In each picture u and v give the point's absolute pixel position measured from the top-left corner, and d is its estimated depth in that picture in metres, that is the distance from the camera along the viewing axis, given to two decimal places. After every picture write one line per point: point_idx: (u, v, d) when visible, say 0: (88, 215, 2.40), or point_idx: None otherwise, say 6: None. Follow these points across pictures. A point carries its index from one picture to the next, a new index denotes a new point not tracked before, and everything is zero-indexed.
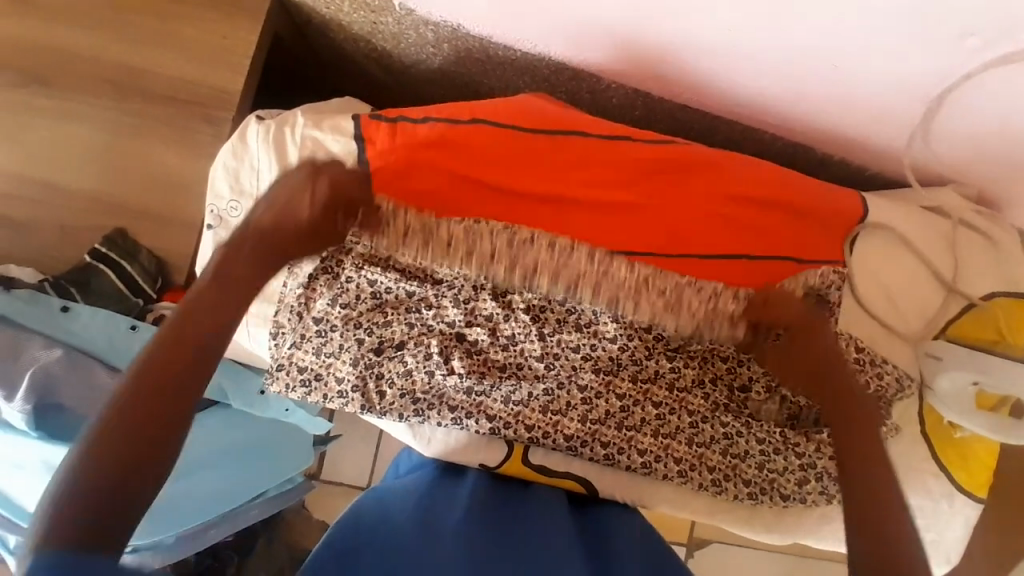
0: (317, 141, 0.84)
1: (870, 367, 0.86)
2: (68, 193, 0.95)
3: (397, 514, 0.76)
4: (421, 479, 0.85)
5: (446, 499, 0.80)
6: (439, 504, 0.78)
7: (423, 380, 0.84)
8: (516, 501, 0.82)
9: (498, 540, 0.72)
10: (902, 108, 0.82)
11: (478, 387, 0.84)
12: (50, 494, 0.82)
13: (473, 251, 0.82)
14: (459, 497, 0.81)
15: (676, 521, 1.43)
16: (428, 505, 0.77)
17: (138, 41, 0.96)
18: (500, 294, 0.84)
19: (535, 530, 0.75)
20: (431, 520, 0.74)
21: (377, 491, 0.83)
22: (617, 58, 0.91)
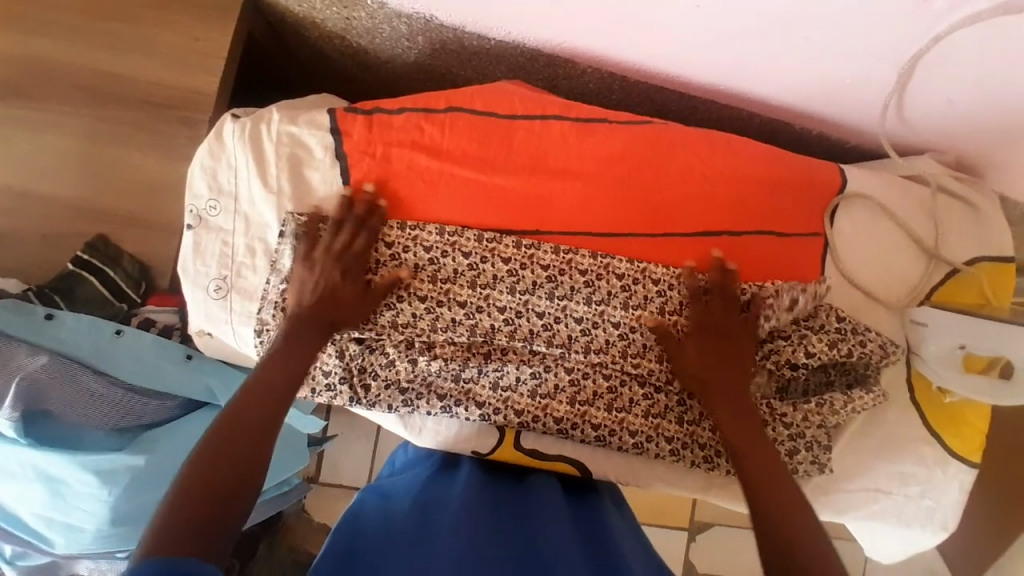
0: (294, 137, 0.84)
1: (852, 335, 0.84)
2: (49, 202, 0.95)
3: (392, 512, 0.76)
4: (422, 473, 0.86)
5: (447, 491, 0.80)
6: (441, 498, 0.79)
7: (407, 370, 0.84)
8: (516, 493, 0.83)
9: (499, 531, 0.72)
10: (875, 75, 0.82)
11: (465, 373, 0.84)
12: (41, 498, 0.84)
13: (443, 269, 0.82)
14: (460, 487, 0.81)
15: (676, 506, 1.43)
16: (424, 501, 0.78)
17: (112, 47, 0.96)
18: (443, 282, 0.82)
19: (533, 524, 0.75)
20: (430, 514, 0.75)
21: (373, 489, 0.84)
22: (591, 41, 0.91)
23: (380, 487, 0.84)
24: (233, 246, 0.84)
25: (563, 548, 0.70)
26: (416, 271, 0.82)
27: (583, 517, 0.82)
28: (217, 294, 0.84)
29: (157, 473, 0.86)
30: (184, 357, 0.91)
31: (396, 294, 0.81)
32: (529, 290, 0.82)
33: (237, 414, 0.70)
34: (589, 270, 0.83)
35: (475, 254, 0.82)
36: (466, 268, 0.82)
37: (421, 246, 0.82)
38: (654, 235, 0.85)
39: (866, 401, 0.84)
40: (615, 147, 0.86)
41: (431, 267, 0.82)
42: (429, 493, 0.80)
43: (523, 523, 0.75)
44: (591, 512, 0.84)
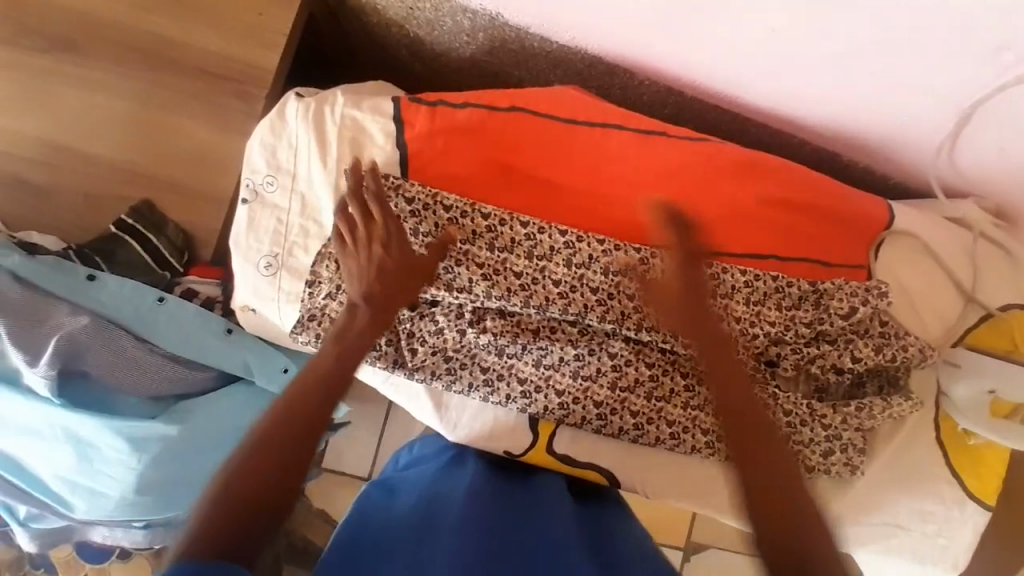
0: (357, 122, 0.83)
1: (896, 339, 0.83)
2: (95, 163, 0.95)
3: (396, 507, 0.75)
4: (424, 470, 0.86)
5: (451, 485, 0.80)
6: (445, 492, 0.79)
7: (455, 339, 0.85)
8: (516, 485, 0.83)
9: (501, 526, 0.72)
10: (932, 117, 0.84)
11: (510, 347, 0.85)
12: (68, 461, 0.83)
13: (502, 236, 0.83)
14: (461, 483, 0.81)
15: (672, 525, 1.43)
16: (429, 495, 0.77)
17: (174, 14, 0.95)
18: (497, 246, 0.83)
19: (535, 524, 0.74)
20: (434, 509, 0.74)
21: (381, 483, 0.84)
22: (655, 55, 0.91)
23: (387, 481, 0.84)
24: (288, 224, 0.83)
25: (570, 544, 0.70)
26: (473, 237, 0.83)
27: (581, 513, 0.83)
28: (268, 271, 0.82)
29: (187, 443, 0.85)
30: (224, 330, 0.87)
31: (451, 258, 0.82)
32: (582, 264, 0.83)
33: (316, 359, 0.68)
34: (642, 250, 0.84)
35: (532, 225, 0.84)
36: (526, 235, 0.84)
37: (479, 212, 0.83)
38: (702, 254, 0.86)
39: (904, 408, 0.84)
40: (674, 160, 0.87)
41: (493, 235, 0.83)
42: (432, 488, 0.80)
43: (526, 522, 0.74)
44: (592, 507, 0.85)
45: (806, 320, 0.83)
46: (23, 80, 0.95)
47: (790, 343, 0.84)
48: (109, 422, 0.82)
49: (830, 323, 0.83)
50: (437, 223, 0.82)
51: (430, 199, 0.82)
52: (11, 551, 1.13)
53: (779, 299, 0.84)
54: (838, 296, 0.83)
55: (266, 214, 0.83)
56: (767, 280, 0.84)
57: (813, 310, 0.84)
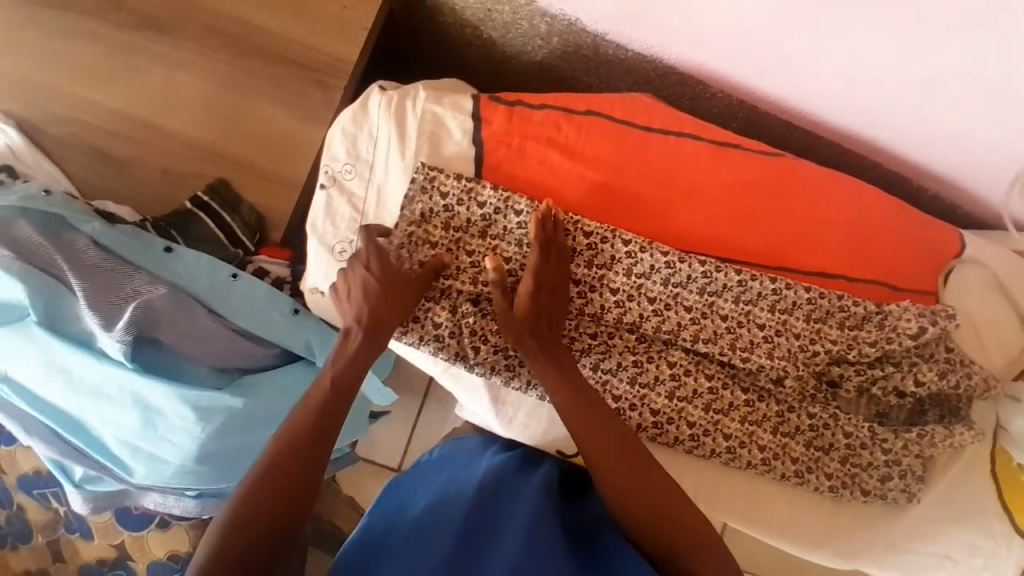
0: (437, 117, 0.85)
1: (961, 366, 0.82)
2: (176, 139, 0.98)
3: (413, 503, 0.82)
4: (447, 465, 0.89)
5: (468, 475, 0.85)
6: (456, 483, 0.84)
7: None
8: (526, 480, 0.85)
9: (487, 535, 0.76)
10: (1009, 150, 0.83)
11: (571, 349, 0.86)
12: (132, 425, 0.85)
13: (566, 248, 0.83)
14: (475, 477, 0.85)
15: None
16: (439, 491, 0.83)
17: (263, 2, 0.98)
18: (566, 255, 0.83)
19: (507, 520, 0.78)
20: (443, 502, 0.80)
21: (395, 488, 0.86)
22: (732, 70, 0.92)
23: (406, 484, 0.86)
24: (363, 211, 0.85)
25: (547, 555, 0.73)
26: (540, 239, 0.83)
27: (579, 516, 0.84)
28: (341, 257, 0.84)
29: (249, 416, 0.87)
30: (291, 310, 0.89)
31: (517, 263, 0.83)
32: (643, 275, 0.83)
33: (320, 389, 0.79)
34: (705, 263, 0.83)
35: (596, 234, 0.83)
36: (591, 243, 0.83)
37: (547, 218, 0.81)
38: (769, 268, 0.86)
39: (966, 437, 0.82)
40: (745, 175, 0.87)
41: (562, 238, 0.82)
42: (451, 479, 0.86)
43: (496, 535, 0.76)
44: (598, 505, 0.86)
45: (870, 341, 0.82)
46: (114, 55, 0.98)
47: (852, 365, 0.84)
48: (177, 390, 0.84)
49: (897, 344, 0.82)
50: (505, 228, 0.83)
51: (502, 203, 0.83)
52: (48, 514, 1.14)
53: (843, 320, 0.83)
54: (905, 317, 0.82)
55: (343, 212, 0.84)
56: (831, 301, 0.83)
57: (878, 332, 0.82)
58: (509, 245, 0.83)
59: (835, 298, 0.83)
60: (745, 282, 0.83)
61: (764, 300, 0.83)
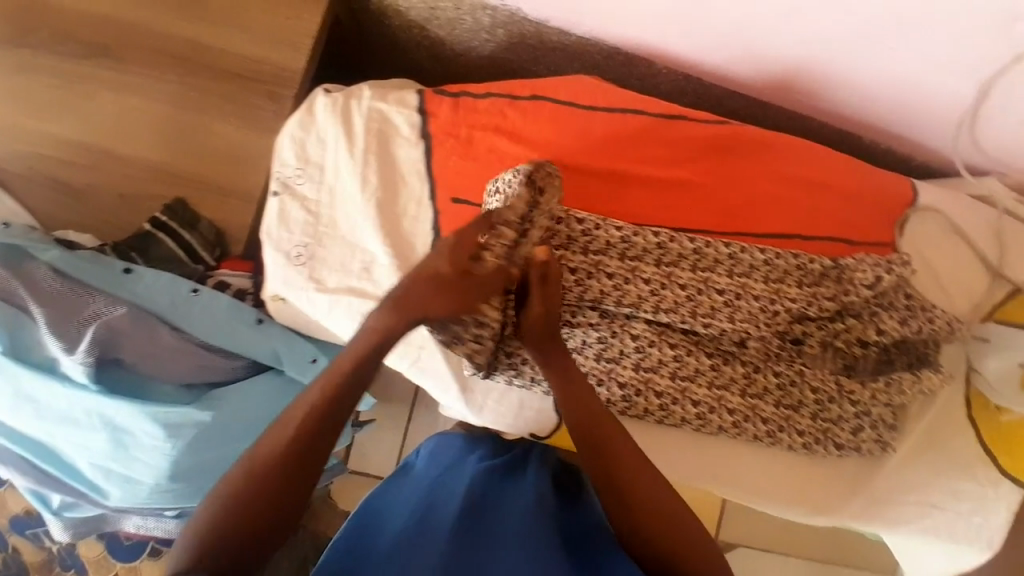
0: (382, 113, 0.86)
1: (922, 312, 0.83)
2: (131, 163, 0.98)
3: (392, 518, 0.77)
4: (428, 470, 0.86)
5: (453, 484, 0.82)
6: (442, 498, 0.80)
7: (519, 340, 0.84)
8: (512, 494, 0.81)
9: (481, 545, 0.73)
10: (951, 92, 0.84)
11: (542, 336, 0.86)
12: (102, 447, 0.86)
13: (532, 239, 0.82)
14: (458, 488, 0.81)
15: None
16: (424, 506, 0.78)
17: (207, 20, 0.99)
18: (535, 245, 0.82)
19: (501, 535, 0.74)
20: (427, 518, 0.76)
21: (376, 501, 0.81)
22: (674, 44, 0.93)
23: (386, 498, 0.81)
24: (316, 214, 0.85)
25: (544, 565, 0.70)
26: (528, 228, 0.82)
27: (571, 523, 0.81)
28: (297, 261, 0.84)
29: (218, 429, 0.88)
30: (254, 320, 0.90)
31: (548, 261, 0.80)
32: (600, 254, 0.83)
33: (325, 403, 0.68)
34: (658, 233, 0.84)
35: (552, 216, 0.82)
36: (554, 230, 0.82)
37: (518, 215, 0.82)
38: (724, 234, 0.87)
39: (934, 381, 0.83)
40: (692, 145, 0.88)
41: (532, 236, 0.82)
42: (434, 488, 0.82)
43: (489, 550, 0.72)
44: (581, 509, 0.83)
45: (828, 296, 0.83)
46: (64, 87, 0.99)
47: (813, 321, 0.85)
48: (143, 407, 0.84)
49: (854, 295, 0.83)
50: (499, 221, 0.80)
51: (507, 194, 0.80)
52: (42, 554, 1.12)
53: (801, 278, 0.84)
54: (860, 268, 0.83)
55: (296, 206, 0.85)
56: (787, 261, 0.84)
57: (835, 286, 0.84)
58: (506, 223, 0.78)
59: (791, 258, 0.84)
60: (698, 247, 0.84)
61: (721, 264, 0.84)
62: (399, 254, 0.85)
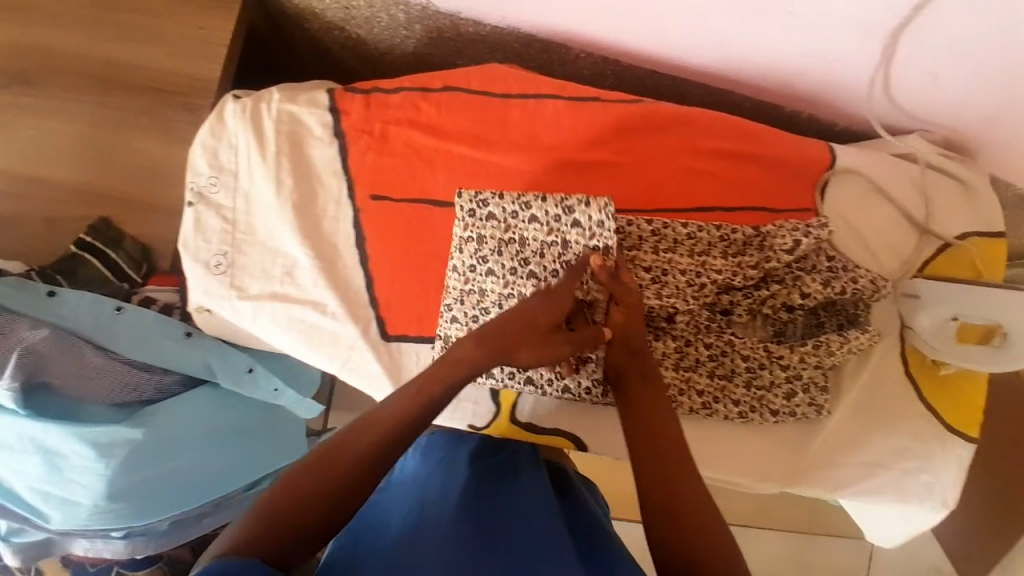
0: (293, 115, 0.85)
1: (844, 273, 0.85)
2: (51, 187, 0.96)
3: (390, 518, 0.70)
4: (419, 472, 0.80)
5: (448, 485, 0.76)
6: (438, 496, 0.74)
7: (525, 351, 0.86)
8: (512, 493, 0.77)
9: (491, 539, 0.67)
10: (860, 51, 0.84)
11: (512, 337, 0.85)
12: (36, 471, 0.85)
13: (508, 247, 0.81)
14: (456, 488, 0.76)
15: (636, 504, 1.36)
16: (421, 505, 0.73)
17: (118, 36, 0.97)
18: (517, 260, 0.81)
19: (511, 529, 0.70)
20: (426, 515, 0.70)
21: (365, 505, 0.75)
22: (586, 25, 0.93)
23: (378, 500, 0.75)
24: (233, 221, 0.85)
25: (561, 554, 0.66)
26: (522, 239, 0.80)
27: (573, 523, 0.77)
28: (216, 270, 0.85)
29: (151, 446, 0.88)
30: (183, 334, 0.92)
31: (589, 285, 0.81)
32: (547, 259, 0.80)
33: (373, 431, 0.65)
34: None
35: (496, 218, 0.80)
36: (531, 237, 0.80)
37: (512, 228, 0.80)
38: (644, 212, 0.87)
39: (862, 340, 0.85)
40: (606, 125, 0.88)
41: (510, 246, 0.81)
42: (426, 489, 0.76)
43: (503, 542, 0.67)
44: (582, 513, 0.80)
45: (753, 265, 0.84)
46: None
47: (739, 291, 0.86)
48: (73, 428, 0.82)
49: (776, 262, 0.84)
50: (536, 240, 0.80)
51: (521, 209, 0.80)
52: None
53: (727, 248, 0.84)
54: (780, 234, 0.84)
55: (212, 215, 0.85)
56: (710, 233, 0.84)
57: (758, 254, 0.84)
58: (489, 245, 0.81)
59: (714, 230, 0.85)
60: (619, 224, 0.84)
61: (647, 240, 0.83)
62: (320, 255, 0.85)
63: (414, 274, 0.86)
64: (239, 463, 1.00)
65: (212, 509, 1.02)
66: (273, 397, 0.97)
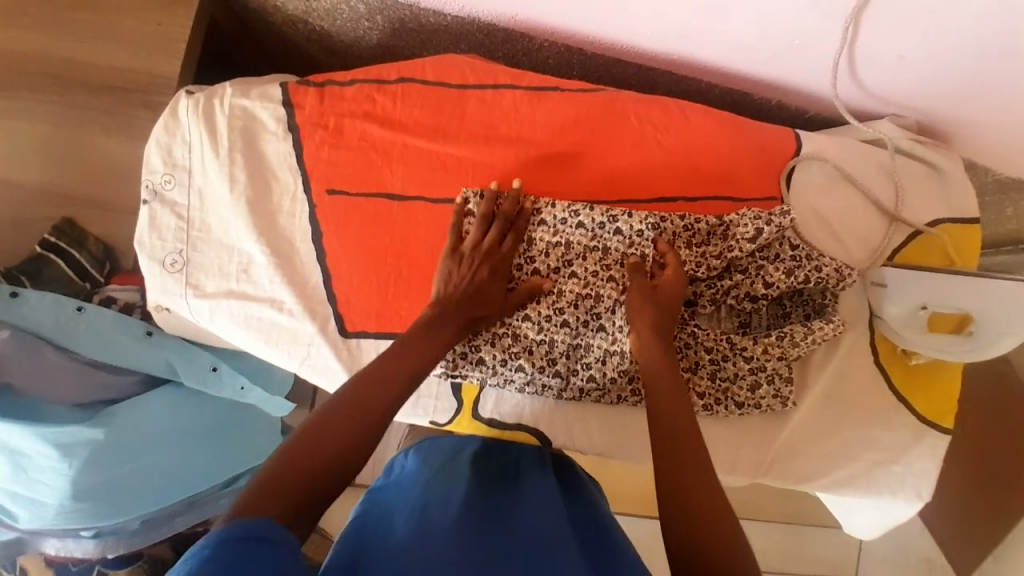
0: (246, 110, 0.85)
1: (807, 261, 0.82)
2: (12, 187, 0.96)
3: (395, 517, 0.69)
4: (416, 471, 0.78)
5: (449, 488, 0.75)
6: (440, 498, 0.72)
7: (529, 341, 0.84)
8: (515, 497, 0.75)
9: (498, 542, 0.66)
10: (820, 34, 0.81)
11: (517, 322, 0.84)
12: (2, 471, 0.85)
13: (565, 248, 0.82)
14: (459, 491, 0.75)
15: (622, 492, 1.36)
16: (422, 504, 0.71)
17: (75, 33, 0.96)
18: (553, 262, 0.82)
19: (518, 532, 0.68)
20: (428, 513, 0.69)
21: (367, 503, 0.73)
22: (544, 15, 0.91)
23: (380, 497, 0.74)
24: (188, 219, 0.85)
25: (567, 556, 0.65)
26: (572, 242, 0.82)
27: (578, 519, 0.76)
28: (173, 268, 0.85)
29: (115, 445, 0.88)
30: (144, 333, 0.92)
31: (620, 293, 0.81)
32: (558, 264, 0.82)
33: (373, 373, 0.69)
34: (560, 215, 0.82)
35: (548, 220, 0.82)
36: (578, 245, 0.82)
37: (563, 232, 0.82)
38: (609, 203, 0.86)
39: (827, 331, 0.83)
40: (564, 115, 0.86)
41: (556, 247, 0.82)
42: (428, 488, 0.75)
43: (512, 543, 0.66)
44: (587, 510, 0.78)
45: (715, 255, 0.82)
46: None
47: (703, 281, 0.84)
48: (35, 429, 0.82)
49: (738, 251, 0.82)
50: (575, 243, 0.82)
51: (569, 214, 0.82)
52: None
53: (685, 238, 0.83)
54: (742, 223, 0.82)
55: (167, 214, 0.85)
56: (672, 223, 0.82)
57: (721, 244, 0.83)
58: (537, 245, 0.83)
59: (677, 219, 0.82)
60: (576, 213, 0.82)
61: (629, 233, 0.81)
62: (275, 252, 0.84)
63: (371, 268, 0.84)
64: (208, 459, 1.01)
65: (185, 506, 1.02)
66: (239, 394, 0.97)
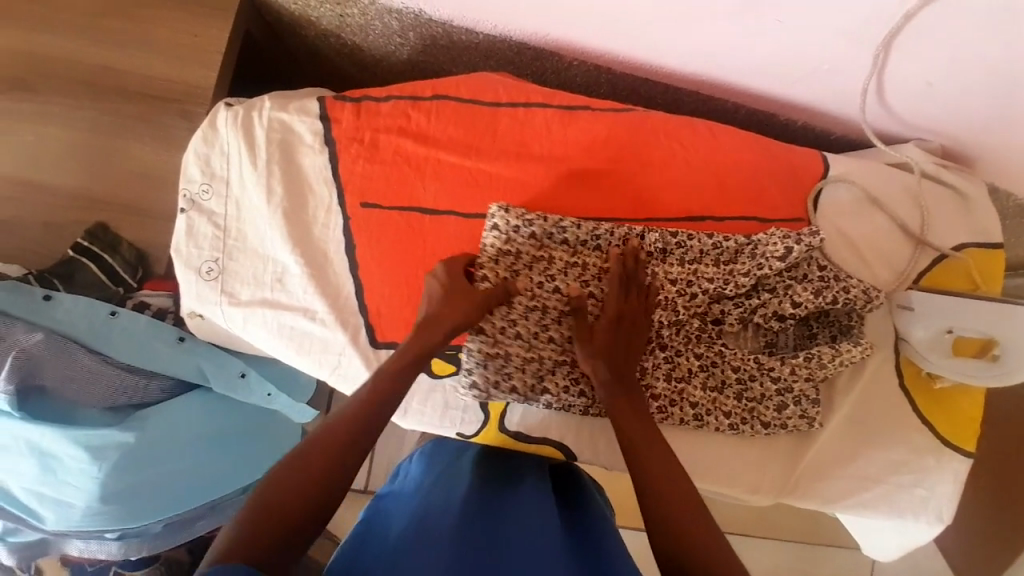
0: (284, 123, 0.87)
1: (835, 282, 0.83)
2: (48, 192, 0.97)
3: (392, 527, 0.70)
4: (421, 480, 0.81)
5: (448, 493, 0.76)
6: (438, 502, 0.74)
7: (557, 364, 0.85)
8: (513, 501, 0.76)
9: (492, 545, 0.67)
10: (849, 61, 0.83)
11: (543, 347, 0.85)
12: (32, 473, 0.86)
13: (587, 267, 0.84)
14: (458, 495, 0.76)
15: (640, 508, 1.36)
16: (421, 510, 0.72)
17: (114, 43, 0.98)
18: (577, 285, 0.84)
19: (514, 534, 0.69)
20: (425, 520, 0.70)
21: (368, 511, 0.76)
22: (575, 36, 0.93)
23: (381, 506, 0.77)
24: (223, 228, 0.87)
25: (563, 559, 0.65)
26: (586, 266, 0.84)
27: (583, 530, 0.76)
28: (208, 276, 0.87)
29: (142, 448, 0.89)
30: (176, 339, 0.93)
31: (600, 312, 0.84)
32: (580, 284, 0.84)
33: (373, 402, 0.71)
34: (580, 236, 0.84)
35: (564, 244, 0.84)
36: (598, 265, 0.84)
37: (580, 260, 0.84)
38: (640, 221, 0.87)
39: (854, 353, 0.83)
40: (597, 133, 0.88)
41: (575, 267, 0.84)
42: (428, 494, 0.77)
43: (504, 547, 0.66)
44: (585, 514, 0.79)
45: (745, 274, 0.83)
46: None
47: (731, 299, 0.85)
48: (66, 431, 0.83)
49: (768, 270, 0.83)
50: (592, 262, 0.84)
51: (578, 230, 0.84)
52: None
53: (710, 258, 0.84)
54: (771, 242, 0.83)
55: (203, 222, 0.87)
56: (700, 241, 0.84)
57: (750, 262, 0.83)
58: (557, 264, 0.84)
59: (704, 236, 0.84)
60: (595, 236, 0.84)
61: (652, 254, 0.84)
62: (309, 263, 0.86)
63: (403, 282, 0.86)
64: (231, 465, 1.01)
65: (208, 510, 1.03)
66: (266, 401, 0.98)
